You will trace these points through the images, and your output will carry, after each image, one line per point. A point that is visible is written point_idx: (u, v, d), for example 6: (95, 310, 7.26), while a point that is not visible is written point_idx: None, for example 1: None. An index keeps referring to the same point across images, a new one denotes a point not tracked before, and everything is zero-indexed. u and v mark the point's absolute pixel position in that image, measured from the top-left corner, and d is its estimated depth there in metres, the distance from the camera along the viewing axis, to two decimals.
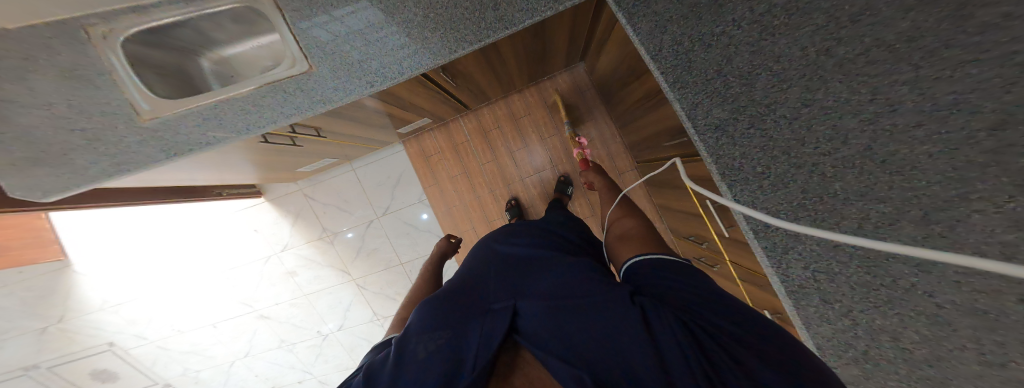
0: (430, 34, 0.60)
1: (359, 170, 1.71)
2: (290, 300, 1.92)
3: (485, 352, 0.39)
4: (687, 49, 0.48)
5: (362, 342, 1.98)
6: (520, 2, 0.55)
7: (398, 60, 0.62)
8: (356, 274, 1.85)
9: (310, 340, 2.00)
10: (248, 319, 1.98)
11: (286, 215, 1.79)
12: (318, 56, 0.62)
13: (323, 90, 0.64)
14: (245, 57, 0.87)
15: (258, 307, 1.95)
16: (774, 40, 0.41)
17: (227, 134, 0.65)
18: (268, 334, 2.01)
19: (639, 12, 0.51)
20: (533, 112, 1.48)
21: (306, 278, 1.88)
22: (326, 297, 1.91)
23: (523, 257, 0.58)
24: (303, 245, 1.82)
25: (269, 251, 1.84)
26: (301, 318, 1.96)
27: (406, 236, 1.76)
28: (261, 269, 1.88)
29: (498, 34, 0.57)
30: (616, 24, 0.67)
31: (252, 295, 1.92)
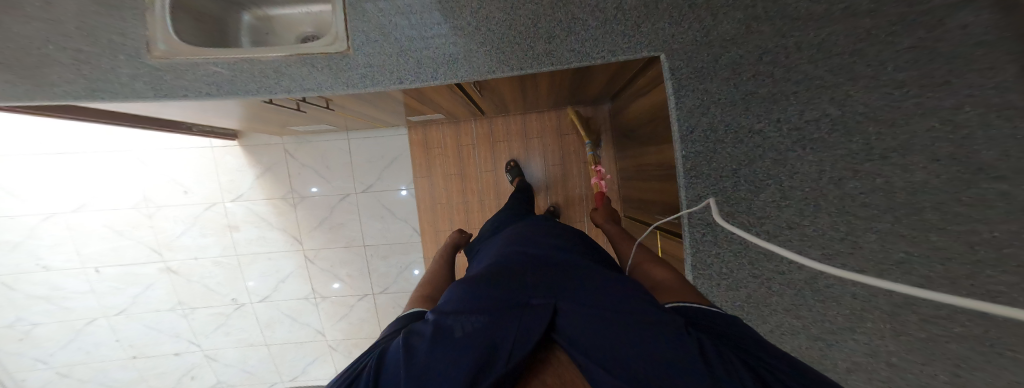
0: (476, 48, 0.59)
1: (353, 141, 1.61)
2: (214, 256, 1.72)
3: (523, 347, 0.35)
4: (717, 139, 0.54)
5: (283, 319, 1.80)
6: (575, 43, 0.55)
7: (436, 64, 0.61)
8: (309, 244, 1.71)
9: (218, 306, 1.78)
10: (148, 270, 1.73)
11: (252, 163, 1.63)
12: (359, 39, 0.61)
13: (352, 73, 0.62)
14: (290, 20, 0.86)
15: (169, 257, 1.72)
16: (805, 152, 0.45)
17: (237, 94, 0.62)
18: (169, 289, 1.76)
19: (689, 85, 0.53)
20: (544, 136, 1.48)
21: (247, 236, 1.70)
22: (257, 262, 1.73)
23: (562, 261, 0.55)
24: (261, 200, 1.66)
25: (217, 198, 1.66)
26: (218, 279, 1.75)
27: (380, 219, 1.67)
28: (197, 212, 1.67)
29: (542, 68, 0.57)
30: (659, 85, 0.68)
31: (170, 241, 1.70)
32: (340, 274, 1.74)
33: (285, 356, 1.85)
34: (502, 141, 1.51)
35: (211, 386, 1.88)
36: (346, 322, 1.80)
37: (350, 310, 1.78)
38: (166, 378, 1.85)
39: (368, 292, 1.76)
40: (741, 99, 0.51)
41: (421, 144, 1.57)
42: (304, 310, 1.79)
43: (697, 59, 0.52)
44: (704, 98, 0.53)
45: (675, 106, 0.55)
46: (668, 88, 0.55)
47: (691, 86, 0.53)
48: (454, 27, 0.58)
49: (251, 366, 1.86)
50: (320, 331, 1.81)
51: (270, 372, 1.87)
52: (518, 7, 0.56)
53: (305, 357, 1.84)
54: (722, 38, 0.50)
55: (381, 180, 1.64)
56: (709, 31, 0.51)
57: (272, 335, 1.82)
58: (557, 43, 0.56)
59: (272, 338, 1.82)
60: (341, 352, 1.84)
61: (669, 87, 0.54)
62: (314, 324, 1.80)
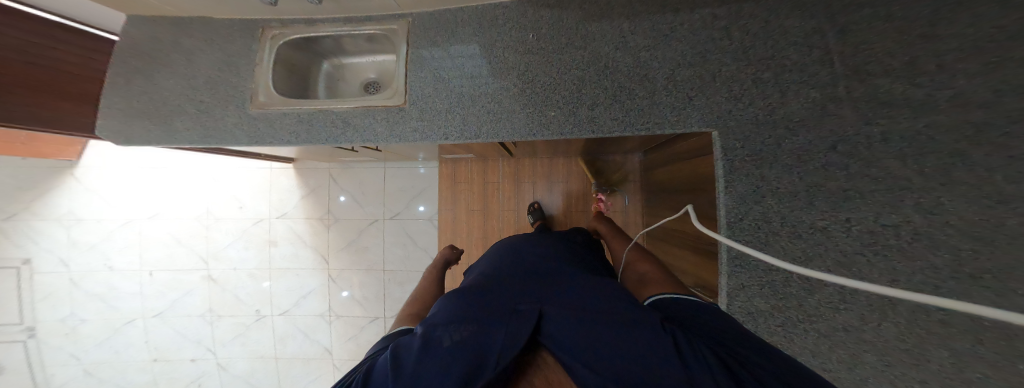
0: (519, 110, 0.62)
1: (389, 170, 1.71)
2: (250, 268, 1.80)
3: (511, 353, 0.31)
4: (773, 231, 0.49)
5: (298, 335, 1.78)
6: (617, 112, 0.56)
7: (481, 121, 0.64)
8: (336, 264, 1.75)
9: (240, 315, 1.81)
10: (190, 277, 1.83)
11: (302, 185, 1.78)
12: (416, 95, 0.68)
13: (404, 125, 0.68)
14: (360, 67, 0.96)
15: (212, 266, 1.83)
16: (873, 255, 0.36)
17: (310, 142, 0.71)
18: (203, 296, 1.83)
19: (739, 163, 0.51)
20: (570, 184, 1.43)
21: (282, 252, 1.79)
22: (285, 276, 1.78)
23: (550, 268, 0.54)
24: (301, 219, 1.78)
25: (266, 215, 1.80)
26: (247, 289, 1.80)
27: (402, 246, 1.69)
28: (244, 227, 1.81)
29: (583, 134, 0.57)
30: (699, 150, 0.63)
31: (216, 251, 1.83)
32: (360, 297, 1.73)
33: (289, 373, 1.79)
34: (528, 179, 1.48)
35: None
36: (355, 342, 1.74)
37: (362, 332, 1.73)
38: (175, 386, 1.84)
39: (380, 315, 1.72)
40: (801, 190, 0.46)
41: (449, 177, 1.57)
42: (318, 327, 1.76)
43: (756, 139, 0.50)
44: (758, 180, 0.50)
45: (722, 192, 0.52)
46: (716, 168, 0.52)
47: (745, 168, 0.50)
48: (501, 88, 0.63)
49: (257, 382, 1.81)
50: (329, 349, 1.76)
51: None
52: (564, 72, 0.59)
53: (309, 376, 1.78)
54: (789, 119, 0.48)
55: (409, 208, 1.69)
56: (776, 109, 0.49)
57: (284, 350, 1.79)
58: (602, 108, 0.57)
59: (283, 351, 1.79)
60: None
61: (716, 168, 0.52)
62: (324, 342, 1.76)
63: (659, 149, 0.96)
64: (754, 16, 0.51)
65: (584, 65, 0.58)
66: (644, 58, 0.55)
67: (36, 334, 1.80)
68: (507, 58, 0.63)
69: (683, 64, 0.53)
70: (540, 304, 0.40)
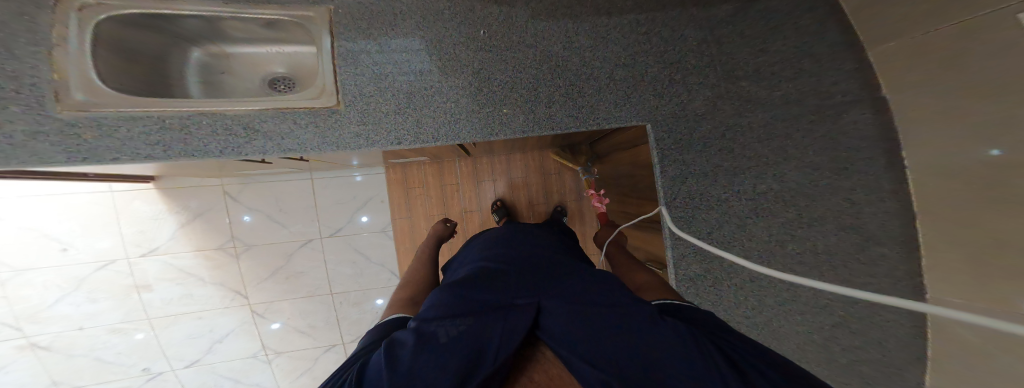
0: (473, 109, 0.64)
1: (318, 181, 1.49)
2: (111, 323, 1.42)
3: (509, 346, 0.36)
4: (696, 206, 0.63)
5: (224, 382, 1.52)
6: (556, 111, 0.63)
7: (433, 122, 0.65)
8: (258, 297, 1.50)
9: (118, 383, 1.45)
10: (2, 348, 1.37)
11: (175, 207, 1.42)
12: (358, 96, 0.63)
13: (344, 129, 0.64)
14: (250, 57, 0.88)
15: (32, 332, 1.38)
16: (757, 221, 0.60)
17: (193, 154, 0.60)
18: (34, 368, 1.40)
19: (672, 156, 0.62)
20: (528, 177, 1.51)
21: (164, 296, 1.44)
22: (181, 324, 1.46)
23: (534, 262, 0.59)
24: (185, 252, 1.44)
25: (121, 254, 1.40)
26: (117, 349, 1.43)
27: (349, 264, 1.54)
28: (82, 275, 1.38)
29: (526, 132, 0.64)
30: (636, 145, 0.76)
31: (36, 312, 1.37)
32: (302, 327, 1.53)
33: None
34: (487, 176, 1.50)
35: None
36: (309, 376, 1.57)
37: (313, 364, 1.56)
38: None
39: (339, 342, 1.57)
40: (709, 170, 0.62)
41: (400, 183, 1.51)
42: (252, 369, 1.53)
43: (676, 131, 0.62)
44: (679, 163, 0.62)
45: (659, 176, 0.62)
46: (652, 157, 0.62)
47: (671, 155, 0.62)
48: (455, 86, 0.64)
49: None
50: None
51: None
52: (515, 70, 0.64)
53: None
54: (693, 112, 0.62)
55: (354, 219, 1.53)
56: (684, 105, 0.62)
57: None
58: (549, 105, 0.63)
59: None
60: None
61: (653, 158, 0.62)
62: (266, 384, 1.55)
63: (603, 142, 1.08)
64: (671, 21, 0.61)
65: (535, 64, 0.63)
66: (589, 58, 0.62)
67: None
68: (457, 56, 0.64)
69: (621, 65, 0.62)
70: (536, 299, 0.45)
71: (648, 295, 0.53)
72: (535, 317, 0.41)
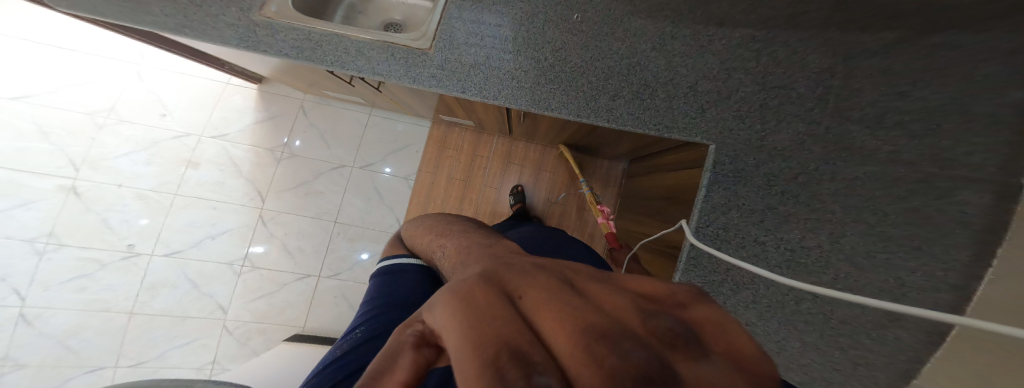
0: (542, 82, 0.63)
1: (372, 118, 1.64)
2: (143, 189, 1.49)
3: None
4: (725, 238, 0.54)
5: (183, 284, 1.47)
6: (629, 107, 0.60)
7: (501, 83, 0.63)
8: (271, 205, 1.55)
9: (96, 250, 1.44)
10: (41, 184, 1.43)
11: (259, 108, 1.61)
12: (443, 41, 0.64)
13: (424, 71, 0.65)
14: (386, 4, 0.93)
15: (82, 176, 1.45)
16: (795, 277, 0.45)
17: (312, 61, 0.64)
18: (50, 214, 1.43)
19: (732, 179, 0.54)
20: (553, 174, 1.57)
21: (204, 176, 1.53)
22: (192, 207, 1.51)
23: None
24: (244, 145, 1.57)
25: (197, 130, 1.55)
26: (127, 216, 1.47)
27: (363, 197, 1.59)
28: (158, 138, 1.52)
29: (596, 120, 0.61)
30: (675, 162, 0.78)
31: (98, 159, 1.47)
32: (288, 247, 1.54)
33: (142, 334, 1.43)
34: (516, 163, 1.58)
35: None
36: (263, 301, 1.50)
37: (275, 290, 1.52)
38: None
39: (314, 274, 1.54)
40: (760, 210, 0.52)
41: (438, 143, 1.61)
42: (218, 276, 1.49)
43: (740, 159, 0.54)
44: (732, 194, 0.54)
45: (701, 198, 0.55)
46: (702, 177, 0.56)
47: (725, 183, 0.54)
48: (531, 59, 0.62)
49: (83, 343, 1.39)
50: (222, 305, 1.48)
51: (110, 352, 1.39)
52: (596, 59, 0.61)
53: (177, 337, 1.44)
54: (773, 146, 0.52)
55: (381, 162, 1.61)
56: (765, 136, 0.53)
57: (150, 303, 1.44)
58: (617, 101, 0.60)
59: (148, 305, 1.44)
60: (233, 337, 1.46)
61: (704, 179, 0.55)
62: (219, 297, 1.48)
63: (645, 158, 1.08)
64: None
65: (619, 58, 0.60)
66: (674, 64, 0.58)
67: None
68: (546, 34, 0.62)
69: (706, 78, 0.56)
70: None
71: None
72: None
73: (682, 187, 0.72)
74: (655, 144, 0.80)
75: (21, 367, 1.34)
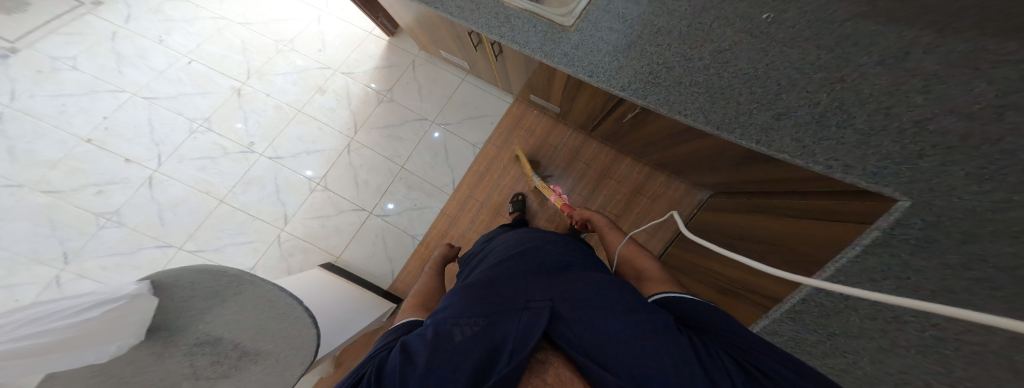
0: (687, 84, 0.55)
1: (465, 85, 1.72)
2: (282, 101, 1.78)
3: (522, 346, 0.40)
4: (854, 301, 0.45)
5: (269, 188, 1.68)
6: (789, 129, 0.51)
7: (636, 77, 0.60)
8: (361, 139, 1.73)
9: (228, 140, 1.71)
10: (222, 82, 1.78)
11: (383, 57, 1.81)
12: (588, 21, 0.61)
13: (558, 48, 0.64)
14: None
15: (250, 83, 1.79)
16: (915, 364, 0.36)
17: (464, 19, 0.70)
18: (216, 104, 1.76)
19: (889, 244, 0.42)
20: (622, 183, 1.47)
21: (325, 102, 1.78)
22: (304, 125, 1.76)
23: (556, 263, 0.63)
24: (361, 84, 1.79)
25: (335, 66, 1.82)
26: (258, 119, 1.75)
27: (432, 154, 1.68)
28: (310, 67, 1.82)
29: (743, 139, 0.55)
30: (798, 207, 0.67)
31: (265, 73, 1.81)
32: (361, 179, 1.70)
33: (221, 221, 1.62)
34: (583, 162, 1.51)
35: (101, 212, 1.57)
36: (321, 223, 1.66)
37: (333, 215, 1.67)
38: (81, 178, 1.59)
39: (367, 210, 1.67)
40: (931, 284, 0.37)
41: (513, 119, 1.63)
42: (297, 188, 1.66)
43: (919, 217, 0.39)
44: (900, 263, 0.41)
45: (848, 256, 0.47)
46: (862, 234, 0.45)
47: (899, 250, 0.41)
48: (679, 53, 0.55)
49: (175, 216, 1.61)
50: (286, 215, 1.65)
51: (183, 233, 1.60)
52: (772, 69, 0.50)
53: (239, 235, 1.62)
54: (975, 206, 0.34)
55: (460, 126, 1.69)
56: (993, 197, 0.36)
57: (233, 196, 1.65)
58: (783, 123, 0.52)
59: (236, 198, 1.65)
60: (283, 249, 1.63)
61: (861, 237, 0.45)
62: (289, 208, 1.65)
63: (743, 194, 0.97)
64: None
65: (812, 70, 0.47)
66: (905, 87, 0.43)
67: (47, 62, 1.69)
68: (712, 28, 0.53)
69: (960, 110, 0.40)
70: (551, 302, 0.49)
71: (655, 289, 0.61)
72: (549, 318, 0.45)
73: (813, 241, 0.59)
74: (790, 182, 0.68)
75: (121, 225, 1.58)
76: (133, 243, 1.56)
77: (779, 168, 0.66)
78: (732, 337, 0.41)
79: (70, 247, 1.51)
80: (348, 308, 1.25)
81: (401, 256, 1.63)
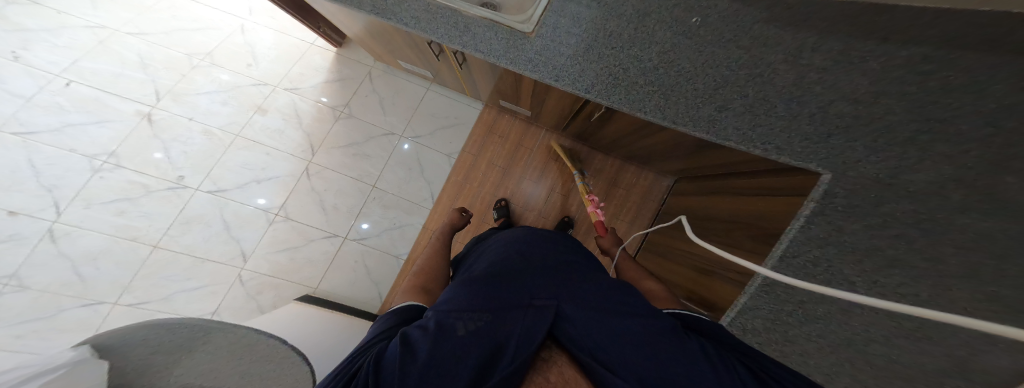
0: (642, 84, 0.60)
1: (429, 92, 1.69)
2: (211, 125, 1.63)
3: (529, 345, 0.41)
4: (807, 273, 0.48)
5: (218, 225, 1.55)
6: (735, 120, 0.55)
7: (596, 78, 0.62)
8: (319, 160, 1.64)
9: (149, 177, 1.55)
10: (122, 106, 1.60)
11: (333, 69, 1.72)
12: (547, 26, 0.64)
13: (522, 54, 0.66)
14: None
15: (161, 104, 1.63)
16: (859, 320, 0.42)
17: (423, 30, 0.69)
18: (121, 134, 1.57)
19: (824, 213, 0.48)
20: (597, 177, 1.53)
21: (268, 123, 1.66)
22: (248, 150, 1.63)
23: (550, 265, 0.66)
24: (310, 101, 1.69)
25: (274, 81, 1.70)
26: (188, 148, 1.60)
27: (406, 166, 1.64)
28: (240, 83, 1.69)
29: (696, 130, 0.57)
30: (750, 186, 0.74)
31: (181, 92, 1.65)
32: (326, 202, 1.61)
33: (160, 269, 1.48)
34: (558, 160, 1.56)
35: (2, 277, 1.37)
36: (287, 254, 1.56)
37: (302, 245, 1.57)
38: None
39: (340, 235, 1.59)
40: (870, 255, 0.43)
41: (486, 125, 1.64)
42: (253, 221, 1.57)
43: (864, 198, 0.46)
44: (831, 230, 0.48)
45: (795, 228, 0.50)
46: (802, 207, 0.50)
47: (828, 221, 0.48)
48: (633, 56, 0.59)
49: (98, 270, 1.44)
50: (244, 252, 1.54)
51: (115, 287, 1.43)
52: (710, 65, 0.56)
53: (188, 280, 1.48)
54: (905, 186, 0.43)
55: (431, 135, 1.66)
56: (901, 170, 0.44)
57: (174, 238, 1.52)
58: (726, 115, 0.55)
59: (178, 240, 1.51)
60: (244, 289, 1.51)
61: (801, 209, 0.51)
62: (246, 244, 1.55)
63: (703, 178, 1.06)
64: None
65: (740, 67, 0.54)
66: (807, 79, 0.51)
67: None
68: (654, 32, 0.58)
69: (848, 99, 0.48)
70: (555, 302, 0.51)
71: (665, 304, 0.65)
72: (554, 318, 0.47)
73: (767, 217, 0.65)
74: (741, 164, 0.75)
75: (26, 289, 1.37)
76: (50, 310, 1.36)
77: (731, 152, 0.72)
78: (725, 339, 0.46)
79: None
80: (341, 341, 1.19)
81: (387, 278, 1.58)
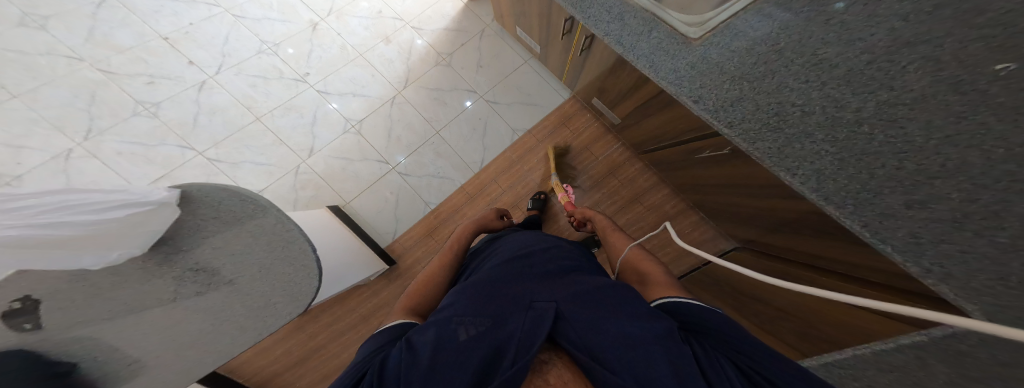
0: (810, 136, 0.48)
1: (525, 67, 1.67)
2: (348, 42, 1.73)
3: (529, 345, 0.32)
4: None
5: (305, 121, 1.63)
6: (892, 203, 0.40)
7: (745, 110, 0.55)
8: (409, 94, 1.68)
9: (287, 66, 1.68)
10: (304, 15, 1.75)
11: (457, 19, 1.75)
12: (720, 38, 0.59)
13: (671, 58, 0.63)
14: None
15: (328, 20, 1.75)
16: None
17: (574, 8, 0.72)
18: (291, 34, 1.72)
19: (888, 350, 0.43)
20: (652, 212, 1.41)
21: (387, 53, 1.73)
22: (361, 68, 1.71)
23: (559, 267, 0.56)
24: (426, 42, 1.73)
25: (409, 18, 1.76)
26: (324, 55, 1.71)
27: (471, 125, 1.63)
28: (384, 14, 1.77)
29: (850, 219, 0.44)
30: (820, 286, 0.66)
31: (344, 13, 1.76)
32: (397, 136, 1.64)
33: (247, 138, 1.58)
34: (620, 179, 1.46)
35: (138, 100, 1.54)
36: (342, 165, 1.61)
37: (358, 161, 1.62)
38: (140, 66, 1.57)
39: (391, 166, 1.62)
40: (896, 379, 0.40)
41: (564, 115, 1.59)
42: (333, 127, 1.64)
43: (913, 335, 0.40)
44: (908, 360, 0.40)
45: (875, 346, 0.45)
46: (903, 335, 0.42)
47: None
48: (831, 97, 0.46)
49: (210, 122, 1.57)
50: (313, 149, 1.61)
51: (210, 138, 1.56)
52: None
53: (261, 156, 1.57)
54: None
55: (507, 107, 1.64)
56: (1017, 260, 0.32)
57: (272, 119, 1.62)
58: (911, 214, 0.38)
59: (270, 119, 1.61)
60: (295, 181, 1.57)
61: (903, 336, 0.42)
62: (319, 144, 1.62)
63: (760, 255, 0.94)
64: None
65: None
66: None
67: None
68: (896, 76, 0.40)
69: None
70: (555, 303, 0.41)
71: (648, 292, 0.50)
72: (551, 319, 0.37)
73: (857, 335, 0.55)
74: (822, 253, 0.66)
75: (153, 117, 1.54)
76: (154, 137, 1.52)
77: (830, 240, 0.61)
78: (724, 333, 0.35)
79: (90, 125, 1.47)
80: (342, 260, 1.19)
81: (409, 219, 1.58)
